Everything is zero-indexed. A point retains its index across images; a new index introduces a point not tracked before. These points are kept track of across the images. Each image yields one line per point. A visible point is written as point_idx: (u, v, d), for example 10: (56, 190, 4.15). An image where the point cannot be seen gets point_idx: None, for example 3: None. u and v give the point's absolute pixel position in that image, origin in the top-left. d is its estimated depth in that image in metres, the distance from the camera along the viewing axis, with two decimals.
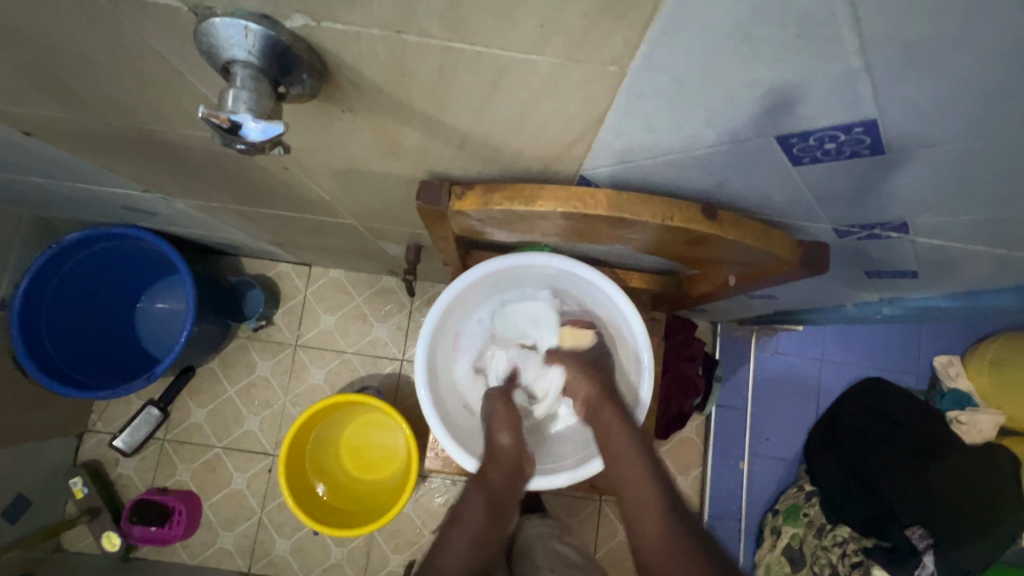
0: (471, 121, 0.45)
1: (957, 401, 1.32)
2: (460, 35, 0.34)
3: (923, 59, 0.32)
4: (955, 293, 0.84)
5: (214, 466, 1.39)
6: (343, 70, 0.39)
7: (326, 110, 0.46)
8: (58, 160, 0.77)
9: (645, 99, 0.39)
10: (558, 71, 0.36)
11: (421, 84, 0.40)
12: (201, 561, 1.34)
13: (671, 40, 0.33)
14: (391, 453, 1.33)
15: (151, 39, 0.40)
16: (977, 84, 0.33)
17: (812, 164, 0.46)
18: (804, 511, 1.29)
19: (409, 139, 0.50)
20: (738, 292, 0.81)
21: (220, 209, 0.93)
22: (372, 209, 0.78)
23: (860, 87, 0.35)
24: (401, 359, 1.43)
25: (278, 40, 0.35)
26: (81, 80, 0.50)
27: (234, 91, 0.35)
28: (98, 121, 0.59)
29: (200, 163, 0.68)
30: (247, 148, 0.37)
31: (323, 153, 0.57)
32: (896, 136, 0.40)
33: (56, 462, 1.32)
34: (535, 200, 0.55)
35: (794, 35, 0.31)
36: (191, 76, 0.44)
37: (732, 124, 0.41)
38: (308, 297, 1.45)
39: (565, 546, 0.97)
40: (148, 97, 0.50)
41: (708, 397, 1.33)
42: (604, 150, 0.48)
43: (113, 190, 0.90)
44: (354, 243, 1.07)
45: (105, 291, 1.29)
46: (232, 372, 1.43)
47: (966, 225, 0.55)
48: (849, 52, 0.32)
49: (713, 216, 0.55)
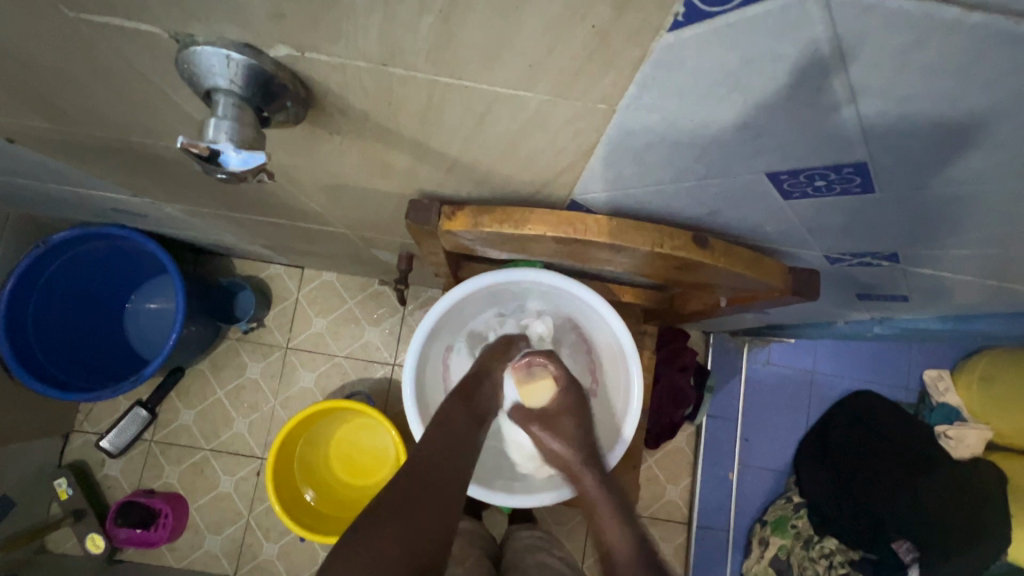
0: (461, 148, 0.45)
1: (946, 415, 1.31)
2: (447, 71, 0.33)
3: (914, 111, 0.32)
4: (946, 316, 0.84)
5: (202, 468, 1.38)
6: (330, 98, 0.39)
7: (314, 131, 0.45)
8: (45, 165, 0.76)
9: (635, 134, 0.39)
10: (546, 108, 0.36)
11: (409, 113, 0.40)
12: (187, 564, 1.33)
13: (659, 84, 0.32)
14: (379, 456, 1.32)
15: (133, 59, 0.39)
16: (971, 134, 0.33)
17: (801, 199, 0.46)
18: (792, 523, 1.30)
19: (399, 162, 0.50)
20: (729, 311, 0.81)
21: (211, 215, 0.92)
22: (363, 220, 0.77)
23: (851, 133, 0.35)
24: (393, 363, 1.42)
25: (261, 70, 0.34)
26: (67, 95, 0.49)
27: (216, 120, 0.35)
28: (84, 132, 0.58)
29: (189, 173, 0.67)
30: (228, 177, 0.36)
31: (312, 169, 0.56)
32: (887, 177, 0.40)
33: (42, 462, 1.31)
34: (525, 223, 0.55)
35: (782, 84, 0.31)
36: (176, 95, 0.43)
37: (723, 159, 0.41)
38: (300, 299, 1.44)
39: (553, 559, 0.96)
40: (134, 112, 0.50)
41: (699, 408, 1.33)
42: (594, 178, 0.48)
43: (100, 193, 0.88)
44: (347, 250, 1.06)
45: (94, 291, 1.28)
46: (221, 374, 1.41)
47: (957, 257, 0.55)
48: (839, 100, 0.32)
49: (704, 245, 0.55)
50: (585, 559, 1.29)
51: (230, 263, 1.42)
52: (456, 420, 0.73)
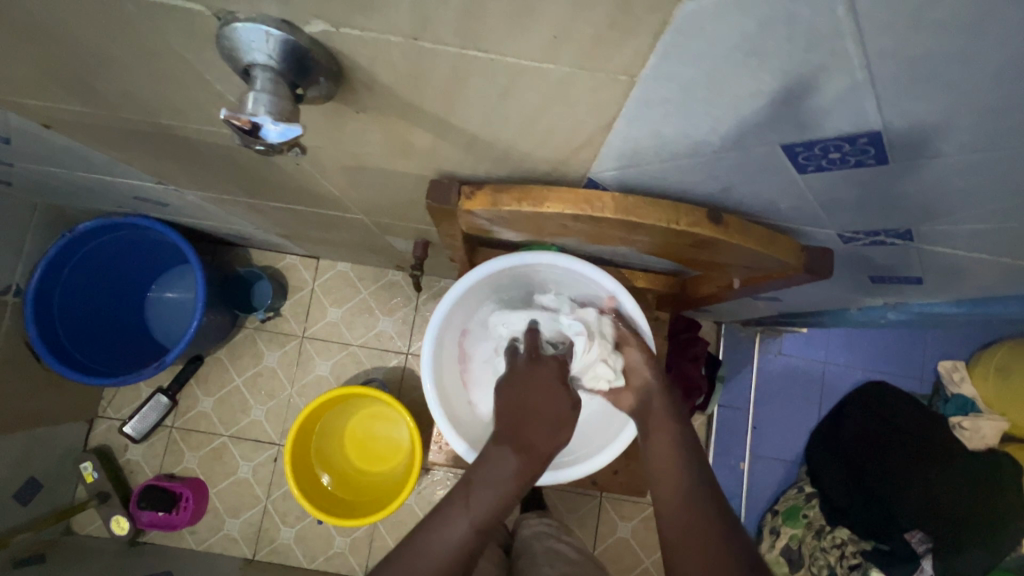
0: (482, 125, 0.46)
1: (960, 407, 1.31)
2: (473, 43, 0.35)
3: (929, 74, 0.33)
4: (961, 300, 0.84)
5: (221, 454, 1.41)
6: (359, 74, 0.41)
7: (340, 110, 0.47)
8: (74, 152, 0.79)
9: (653, 106, 0.40)
10: (568, 79, 0.37)
11: (434, 88, 0.41)
12: (208, 547, 1.37)
13: (677, 52, 0.34)
14: (395, 443, 1.34)
15: (171, 39, 0.41)
16: (984, 99, 0.34)
17: (816, 173, 0.47)
18: (804, 512, 1.31)
19: (421, 141, 0.51)
20: (742, 294, 0.83)
21: (232, 203, 0.94)
22: (380, 206, 0.79)
23: (866, 100, 0.36)
24: (406, 352, 1.44)
25: (296, 44, 0.36)
26: (104, 78, 0.51)
27: (255, 94, 0.37)
28: (115, 116, 0.60)
29: (214, 158, 0.70)
30: (266, 149, 0.39)
31: (335, 151, 0.58)
32: (900, 147, 0.41)
33: (68, 446, 1.35)
34: (543, 201, 0.56)
35: (800, 50, 0.32)
36: (209, 75, 0.45)
37: (739, 131, 0.42)
38: (315, 289, 1.47)
39: (563, 544, 0.97)
40: (166, 95, 0.52)
41: (710, 397, 1.33)
42: (611, 154, 0.49)
43: (126, 181, 0.91)
44: (363, 238, 1.08)
45: (116, 280, 1.31)
46: (239, 362, 1.44)
47: (971, 234, 0.55)
48: (855, 65, 0.33)
49: (719, 221, 0.56)
50: (597, 546, 1.31)
51: (248, 254, 1.45)
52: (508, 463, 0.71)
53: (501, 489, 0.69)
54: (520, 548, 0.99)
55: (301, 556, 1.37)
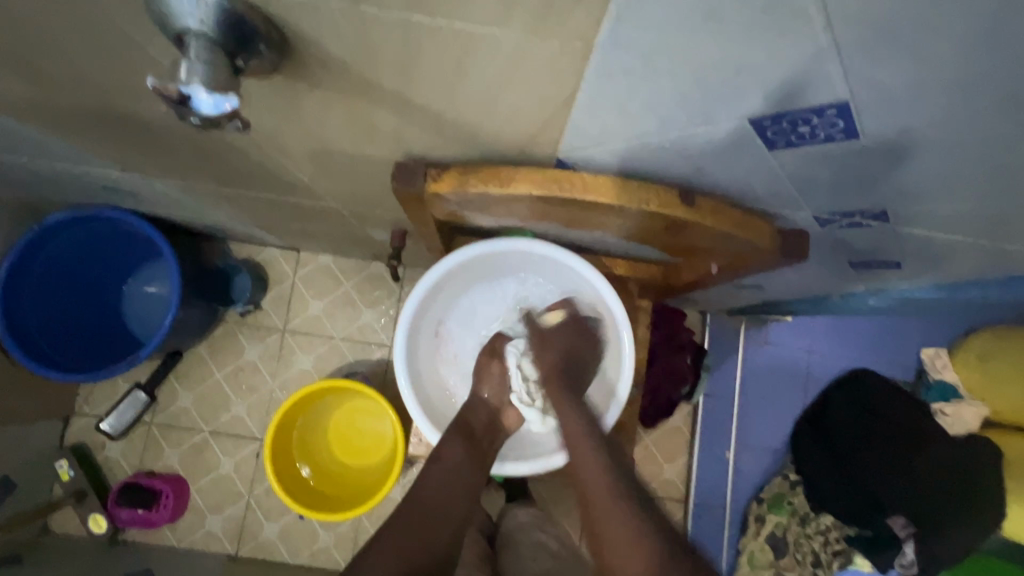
0: (442, 100, 0.44)
1: (942, 393, 1.27)
2: (420, 7, 0.33)
3: (891, 40, 0.31)
4: (940, 285, 0.82)
5: (203, 450, 1.39)
6: (305, 44, 0.38)
7: (294, 85, 0.45)
8: (32, 138, 0.75)
9: (614, 78, 0.38)
10: (524, 47, 0.36)
11: (386, 60, 0.39)
12: (190, 544, 1.34)
13: (632, 14, 0.32)
14: (378, 437, 1.32)
15: (108, 7, 0.39)
16: (948, 69, 0.33)
17: (787, 148, 0.46)
18: (789, 500, 1.29)
19: (384, 120, 0.49)
20: (723, 280, 0.81)
21: (204, 192, 0.91)
22: (354, 193, 0.77)
23: (830, 68, 0.34)
24: (390, 345, 1.42)
25: (232, 10, 0.34)
26: (47, 54, 0.48)
27: (189, 63, 0.35)
28: (66, 96, 0.58)
29: (176, 141, 0.67)
30: (202, 121, 0.38)
31: (298, 133, 0.56)
32: (871, 120, 0.40)
33: (43, 445, 1.31)
34: (510, 182, 0.54)
35: (760, 12, 0.31)
36: (153, 47, 0.43)
37: (705, 105, 0.40)
38: (296, 282, 1.44)
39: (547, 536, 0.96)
40: (117, 72, 0.49)
41: (696, 386, 1.33)
42: (577, 131, 0.47)
43: (92, 170, 0.88)
44: (342, 228, 1.05)
45: (91, 273, 1.28)
46: (220, 357, 1.42)
47: (945, 214, 0.55)
48: (816, 30, 0.31)
49: (692, 203, 0.55)
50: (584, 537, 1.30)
51: (226, 246, 1.42)
52: (451, 447, 0.76)
53: (453, 472, 0.73)
54: (502, 539, 0.97)
55: (285, 552, 1.35)
